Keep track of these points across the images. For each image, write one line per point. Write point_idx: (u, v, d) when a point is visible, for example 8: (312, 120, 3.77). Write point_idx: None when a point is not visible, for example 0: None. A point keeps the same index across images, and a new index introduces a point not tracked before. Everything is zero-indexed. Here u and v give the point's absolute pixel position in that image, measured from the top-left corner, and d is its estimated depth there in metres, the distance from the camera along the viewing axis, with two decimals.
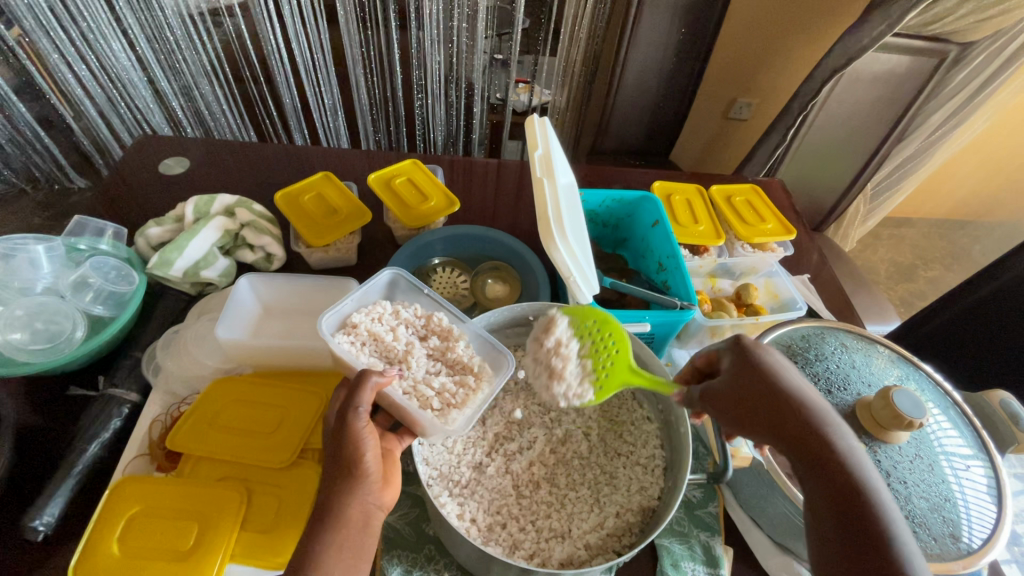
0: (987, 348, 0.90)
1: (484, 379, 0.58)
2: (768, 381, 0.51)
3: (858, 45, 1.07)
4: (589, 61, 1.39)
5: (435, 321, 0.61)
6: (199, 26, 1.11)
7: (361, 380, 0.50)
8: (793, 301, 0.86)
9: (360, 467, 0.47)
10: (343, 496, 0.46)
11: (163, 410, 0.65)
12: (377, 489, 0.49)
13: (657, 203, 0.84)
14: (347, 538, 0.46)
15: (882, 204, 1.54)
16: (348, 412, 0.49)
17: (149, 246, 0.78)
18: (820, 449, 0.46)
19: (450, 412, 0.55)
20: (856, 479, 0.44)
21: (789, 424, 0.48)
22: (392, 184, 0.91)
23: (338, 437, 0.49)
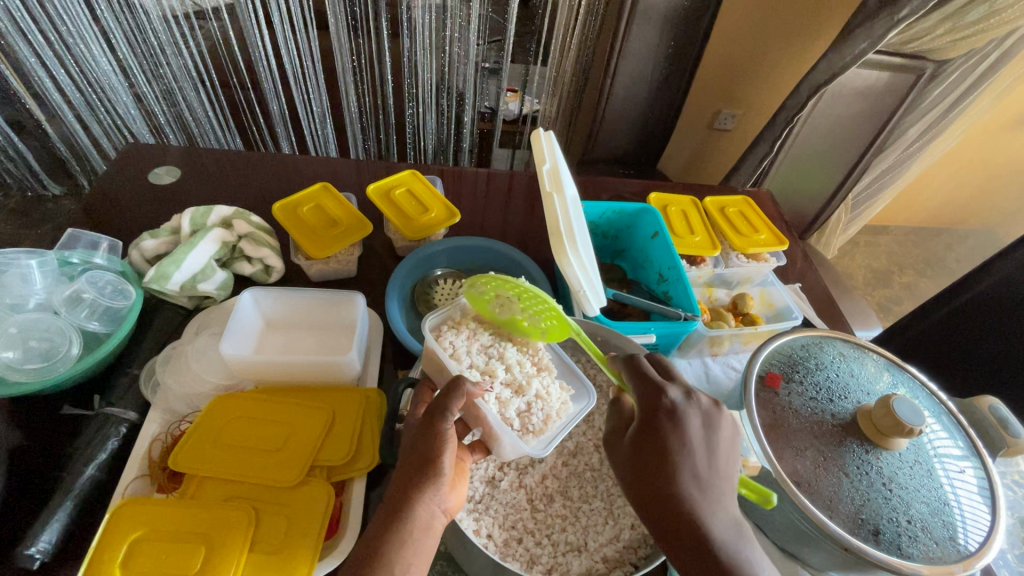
0: (966, 352, 0.94)
1: (565, 409, 0.59)
2: (646, 465, 0.48)
3: (841, 62, 1.12)
4: (580, 72, 1.41)
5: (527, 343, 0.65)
6: (182, 27, 1.08)
7: (456, 385, 0.52)
8: (788, 310, 0.88)
9: (438, 466, 0.49)
10: (419, 493, 0.48)
11: (163, 428, 0.64)
12: (444, 491, 0.50)
13: (656, 215, 0.85)
14: (413, 535, 0.47)
15: (862, 214, 1.59)
16: (437, 415, 0.51)
17: (144, 258, 0.76)
18: (688, 545, 0.46)
19: (528, 436, 0.56)
20: (707, 558, 0.46)
21: (661, 514, 0.47)
22: (391, 195, 0.90)
23: (425, 436, 0.51)
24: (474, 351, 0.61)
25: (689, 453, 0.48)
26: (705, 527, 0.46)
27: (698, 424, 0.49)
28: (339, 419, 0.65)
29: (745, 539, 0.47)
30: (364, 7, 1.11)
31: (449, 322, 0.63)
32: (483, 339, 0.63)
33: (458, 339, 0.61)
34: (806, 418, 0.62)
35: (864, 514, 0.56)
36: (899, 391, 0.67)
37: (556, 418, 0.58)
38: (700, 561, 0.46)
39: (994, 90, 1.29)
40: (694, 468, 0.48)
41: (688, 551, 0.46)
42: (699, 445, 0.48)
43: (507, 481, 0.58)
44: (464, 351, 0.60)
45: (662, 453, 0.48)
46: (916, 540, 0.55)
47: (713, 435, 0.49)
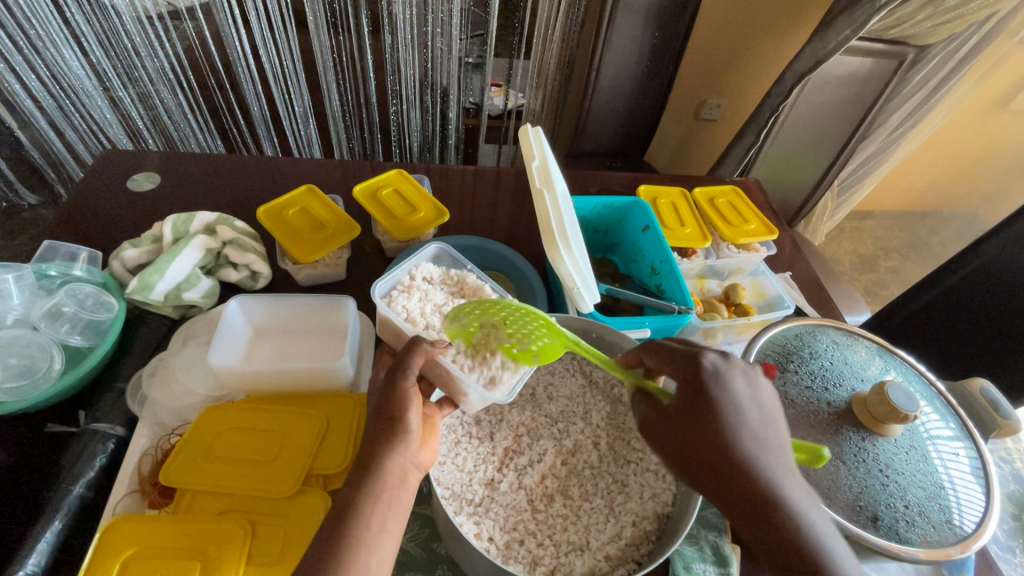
0: (953, 333, 0.95)
1: None
2: (699, 431, 0.47)
3: (825, 49, 1.12)
4: (564, 65, 1.40)
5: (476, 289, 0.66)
6: (156, 29, 1.05)
7: (412, 346, 0.53)
8: (780, 299, 0.88)
9: (404, 422, 0.51)
10: (387, 450, 0.50)
11: (152, 442, 0.62)
12: (415, 449, 0.52)
13: (647, 208, 0.84)
14: (387, 490, 0.48)
15: (848, 200, 1.60)
16: (397, 375, 0.52)
17: (125, 269, 0.74)
18: (758, 516, 0.44)
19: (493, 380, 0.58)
20: (779, 522, 0.44)
21: (725, 485, 0.46)
22: (378, 195, 0.89)
23: (388, 398, 0.52)
24: (426, 310, 0.62)
25: (740, 414, 0.47)
26: (771, 489, 0.45)
27: (743, 383, 0.49)
28: (333, 425, 0.64)
29: (812, 504, 0.46)
30: (344, 4, 1.09)
31: (399, 290, 0.65)
32: (434, 299, 0.64)
33: (410, 302, 0.62)
34: (802, 408, 0.63)
35: (862, 501, 0.56)
36: (893, 377, 0.68)
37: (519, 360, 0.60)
38: (771, 527, 0.44)
39: (975, 74, 1.30)
40: (749, 427, 0.47)
41: (758, 518, 0.44)
42: (748, 404, 0.48)
43: (506, 483, 0.58)
44: (416, 311, 0.62)
45: (716, 415, 0.47)
46: (913, 524, 0.56)
47: (757, 393, 0.50)
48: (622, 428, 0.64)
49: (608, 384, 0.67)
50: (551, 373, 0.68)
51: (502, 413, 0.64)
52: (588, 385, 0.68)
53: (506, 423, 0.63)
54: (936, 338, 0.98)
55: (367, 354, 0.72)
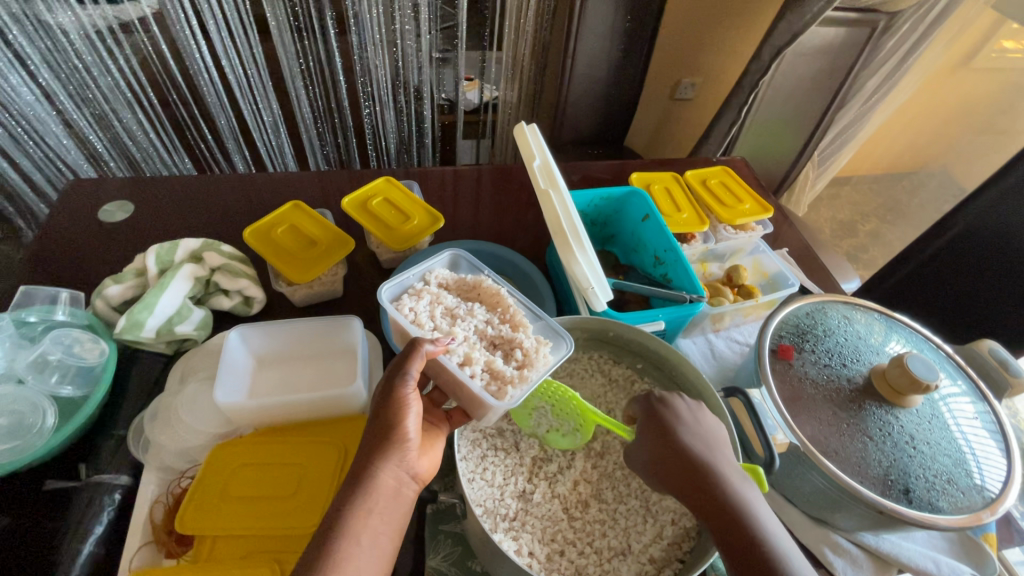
0: (946, 294, 0.97)
1: (542, 357, 0.57)
2: (666, 452, 0.51)
3: (801, 22, 1.12)
4: (537, 54, 1.38)
5: (489, 291, 0.63)
6: (104, 45, 1.00)
7: (413, 347, 0.52)
8: (784, 278, 0.89)
9: (402, 432, 0.49)
10: (380, 461, 0.48)
11: (162, 489, 0.58)
12: (414, 457, 0.51)
13: (645, 196, 0.83)
14: (377, 504, 0.47)
15: (827, 169, 1.62)
16: (396, 379, 0.51)
17: (110, 307, 0.69)
18: (727, 535, 0.46)
19: (504, 389, 0.54)
20: (744, 531, 0.45)
21: (695, 498, 0.48)
22: (369, 206, 0.86)
23: (385, 400, 0.51)
24: (434, 312, 0.60)
25: (697, 436, 0.51)
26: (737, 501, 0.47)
27: (696, 412, 0.53)
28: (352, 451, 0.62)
29: (771, 520, 0.47)
30: (307, 6, 1.05)
31: (409, 292, 0.62)
32: (445, 302, 0.61)
33: (418, 304, 0.60)
34: (824, 387, 0.63)
35: (892, 475, 0.57)
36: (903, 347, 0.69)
37: (534, 367, 0.56)
38: (737, 535, 0.45)
39: (943, 37, 1.32)
40: (708, 446, 0.50)
41: (726, 528, 0.46)
42: (704, 429, 0.52)
43: (539, 493, 0.56)
44: (424, 314, 0.59)
45: (678, 439, 0.51)
46: (945, 492, 0.57)
47: (712, 425, 0.53)
48: None
49: (627, 380, 0.67)
50: (570, 374, 0.67)
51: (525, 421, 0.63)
52: (607, 383, 0.67)
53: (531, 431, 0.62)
54: (931, 300, 1.00)
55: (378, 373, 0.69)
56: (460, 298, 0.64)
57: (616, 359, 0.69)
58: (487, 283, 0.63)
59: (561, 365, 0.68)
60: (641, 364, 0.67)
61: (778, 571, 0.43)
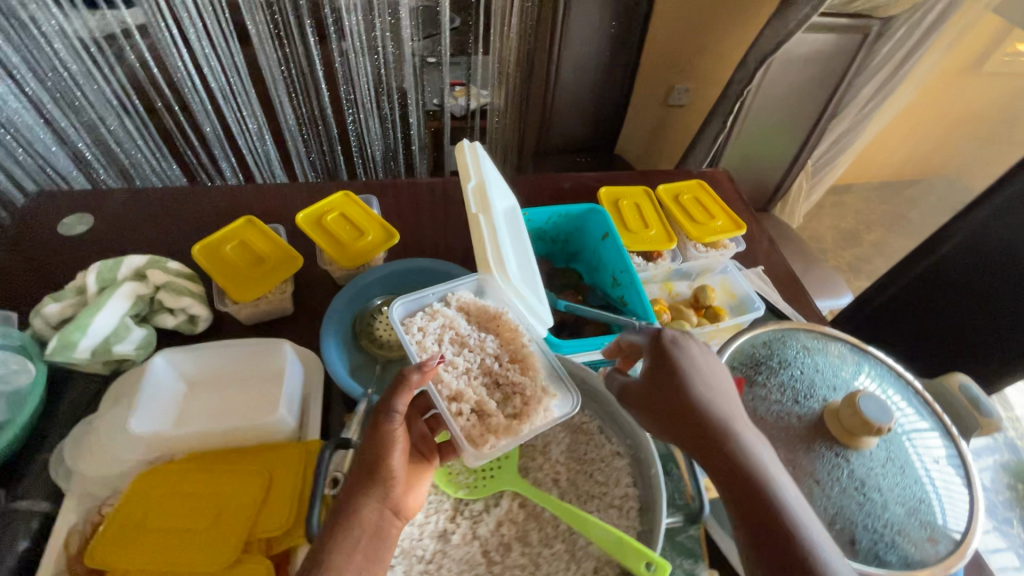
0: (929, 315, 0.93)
1: (544, 409, 0.55)
2: (665, 388, 0.53)
3: (786, 29, 1.07)
4: (523, 60, 1.34)
5: (504, 322, 0.60)
6: (93, 56, 0.98)
7: (400, 380, 0.51)
8: (750, 301, 0.84)
9: (384, 472, 0.49)
10: (361, 499, 0.48)
11: (82, 517, 0.57)
12: (397, 494, 0.50)
13: (604, 215, 0.80)
14: (358, 542, 0.46)
15: (823, 179, 1.57)
16: (383, 414, 0.51)
17: (48, 325, 0.69)
18: (721, 477, 0.48)
19: (485, 443, 0.51)
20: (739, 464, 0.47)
21: (693, 433, 0.50)
22: (323, 222, 0.84)
23: (370, 437, 0.51)
24: (444, 336, 0.59)
25: (698, 375, 0.53)
26: (734, 437, 0.49)
27: (701, 352, 0.55)
28: (276, 480, 0.60)
29: (769, 456, 0.49)
30: (286, 12, 1.03)
31: (425, 311, 0.62)
32: (457, 326, 0.60)
33: (429, 324, 0.59)
34: (772, 426, 0.59)
35: (837, 524, 0.53)
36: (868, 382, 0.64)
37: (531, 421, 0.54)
38: (731, 467, 0.47)
39: (942, 42, 1.27)
40: (707, 383, 0.52)
41: (722, 461, 0.48)
42: (706, 369, 0.53)
43: (459, 534, 0.54)
44: (432, 337, 0.58)
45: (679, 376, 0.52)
46: (893, 545, 0.53)
47: (714, 362, 0.55)
48: (584, 459, 0.60)
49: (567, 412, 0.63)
50: None
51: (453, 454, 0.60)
52: None
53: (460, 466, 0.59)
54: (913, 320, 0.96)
55: (314, 399, 0.69)
56: (477, 325, 0.62)
57: None
58: (508, 316, 0.61)
59: None
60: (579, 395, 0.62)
61: (773, 503, 0.45)
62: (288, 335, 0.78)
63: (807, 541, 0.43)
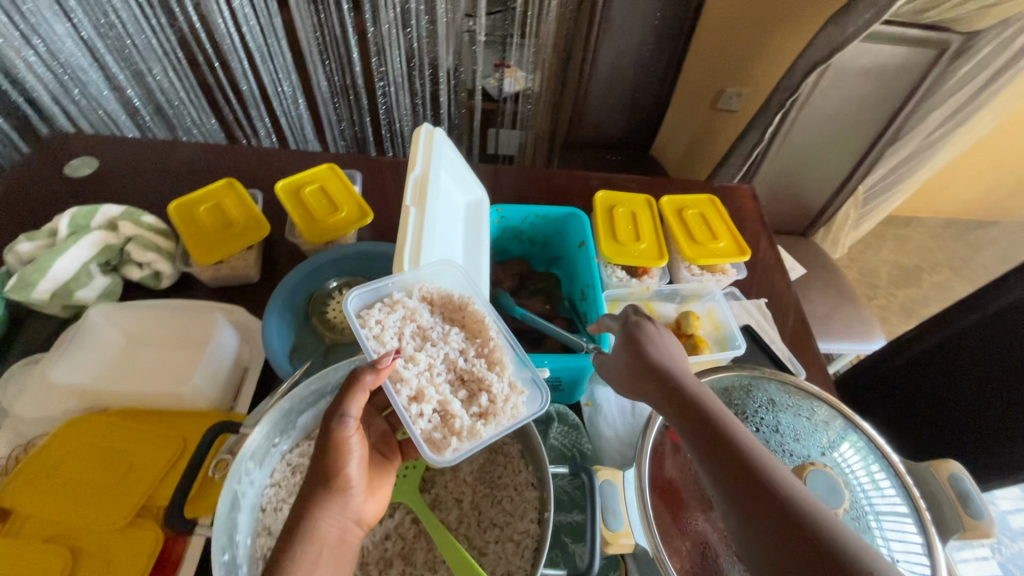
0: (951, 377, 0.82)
1: (513, 407, 0.49)
2: (633, 359, 0.53)
3: (842, 35, 0.94)
4: (560, 49, 1.24)
5: (470, 313, 0.55)
6: (148, 13, 0.97)
7: (353, 380, 0.45)
8: (733, 338, 0.76)
9: (342, 480, 0.45)
10: (319, 508, 0.43)
11: (7, 453, 0.59)
12: (359, 501, 0.47)
13: (583, 222, 0.75)
14: (320, 555, 0.42)
15: (877, 208, 1.41)
16: (336, 418, 0.45)
17: (19, 263, 0.71)
18: (695, 429, 0.44)
19: (444, 445, 0.46)
20: (700, 413, 0.44)
21: (661, 395, 0.48)
22: (301, 193, 0.83)
23: (321, 444, 0.46)
24: (404, 330, 0.52)
25: (660, 349, 0.53)
26: (698, 393, 0.47)
27: (665, 332, 0.56)
28: (189, 449, 0.59)
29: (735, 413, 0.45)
30: None
31: (382, 302, 0.54)
32: (419, 317, 0.53)
33: (388, 317, 0.52)
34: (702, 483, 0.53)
35: None
36: (841, 447, 0.56)
37: (499, 420, 0.48)
38: (693, 418, 0.44)
39: None
40: (670, 355, 0.52)
41: (684, 415, 0.45)
42: (668, 345, 0.54)
43: None
44: (391, 331, 0.51)
45: (642, 347, 0.53)
46: None
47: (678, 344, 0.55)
48: (494, 484, 0.56)
49: None
50: None
51: None
52: None
53: None
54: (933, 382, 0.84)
55: (251, 375, 0.68)
56: (440, 316, 0.55)
57: None
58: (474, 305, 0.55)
59: None
60: None
61: (733, 444, 0.41)
62: (246, 303, 0.78)
63: (771, 480, 0.38)
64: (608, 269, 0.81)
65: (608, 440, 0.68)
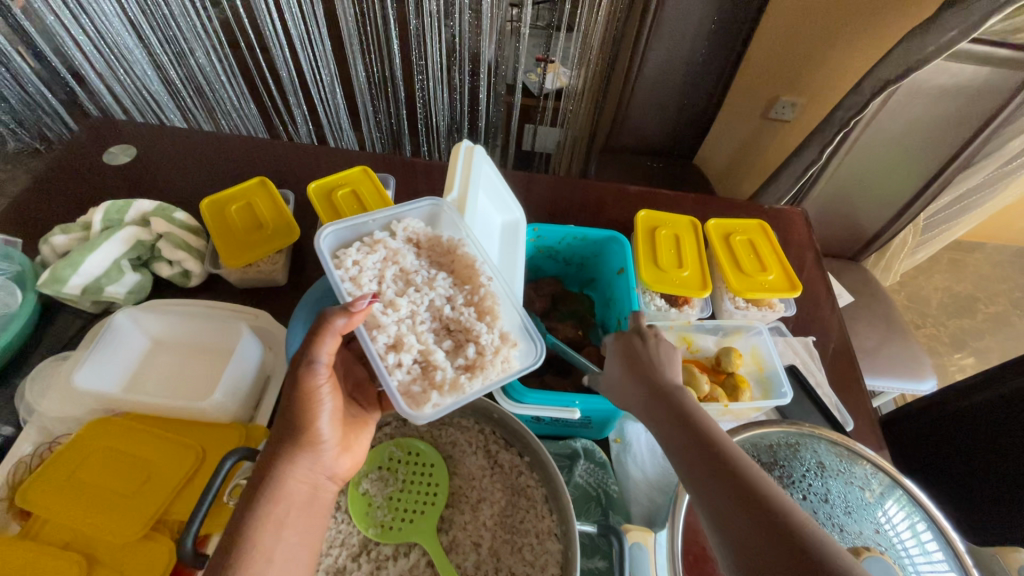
0: (1016, 438, 0.75)
1: (503, 360, 0.51)
2: (629, 375, 0.56)
3: (920, 53, 0.86)
4: (608, 45, 1.14)
5: (461, 259, 0.57)
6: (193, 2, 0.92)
7: (323, 326, 0.47)
8: (779, 388, 0.70)
9: (313, 430, 0.48)
10: (289, 457, 0.47)
11: (33, 450, 0.60)
12: (332, 456, 0.51)
13: (625, 249, 0.72)
14: (286, 515, 0.47)
15: (937, 236, 1.32)
16: (304, 362, 0.47)
17: (55, 254, 0.72)
18: (692, 450, 0.48)
19: (425, 400, 0.48)
20: (698, 435, 0.48)
21: (658, 412, 0.52)
22: (333, 196, 0.80)
23: (291, 388, 0.48)
24: (384, 273, 0.55)
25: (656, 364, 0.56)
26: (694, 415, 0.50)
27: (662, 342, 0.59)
28: (206, 463, 0.58)
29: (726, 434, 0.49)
30: None
31: (363, 242, 0.57)
32: (400, 259, 0.56)
33: (366, 258, 0.54)
34: None
35: None
36: (887, 505, 0.52)
37: (481, 378, 0.50)
38: (689, 439, 0.48)
39: None
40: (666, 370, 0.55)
41: (681, 434, 0.49)
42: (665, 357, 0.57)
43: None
44: (369, 273, 0.53)
45: (639, 363, 0.56)
46: None
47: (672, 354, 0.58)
48: (515, 529, 0.54)
49: (513, 470, 0.56)
50: (453, 446, 0.58)
51: (381, 484, 0.55)
52: (490, 466, 0.57)
53: (382, 500, 0.54)
54: (994, 441, 0.77)
55: (271, 391, 0.67)
56: (427, 260, 0.58)
57: (508, 443, 0.58)
58: (464, 252, 0.57)
59: (446, 433, 0.59)
60: (529, 457, 0.56)
61: (728, 466, 0.45)
62: (271, 308, 0.76)
63: (763, 499, 0.42)
64: (647, 296, 0.77)
65: (636, 483, 0.64)
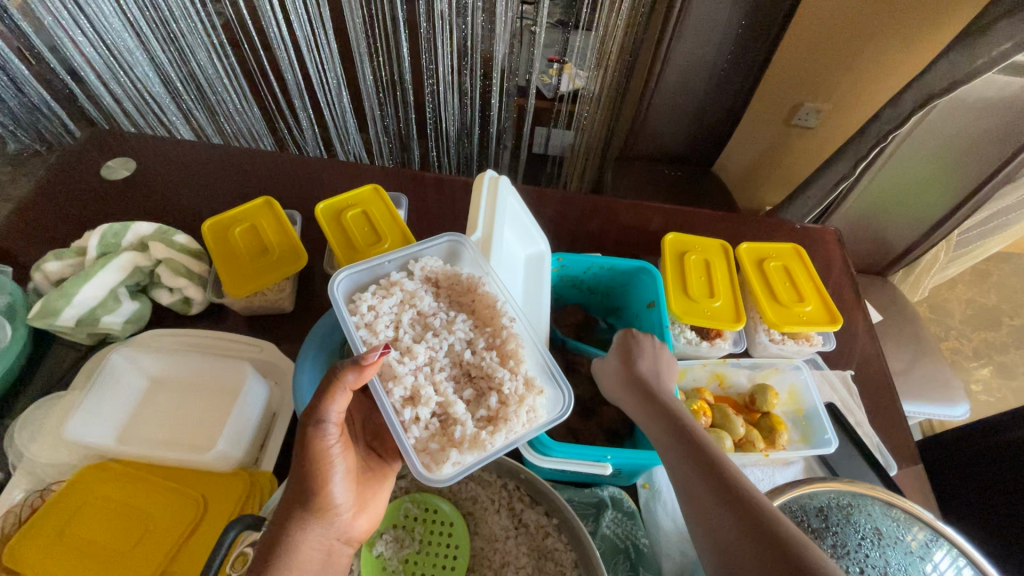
0: None
1: (529, 411, 0.46)
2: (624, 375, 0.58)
3: (969, 66, 0.80)
4: (629, 50, 1.07)
5: (482, 297, 0.52)
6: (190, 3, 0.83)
7: (334, 379, 0.43)
8: (823, 437, 0.65)
9: (326, 498, 0.44)
10: (300, 529, 0.43)
11: (24, 497, 0.55)
12: (347, 520, 0.46)
13: (655, 280, 0.70)
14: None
15: (968, 252, 1.26)
16: (314, 420, 0.43)
17: (48, 282, 0.68)
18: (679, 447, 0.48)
19: (440, 460, 0.43)
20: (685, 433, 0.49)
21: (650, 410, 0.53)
22: (342, 217, 0.75)
23: (301, 450, 0.44)
24: (402, 317, 0.51)
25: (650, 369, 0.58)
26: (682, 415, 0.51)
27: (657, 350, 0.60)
28: (209, 516, 0.54)
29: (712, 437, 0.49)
30: None
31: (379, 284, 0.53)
32: (417, 302, 0.52)
33: (382, 302, 0.50)
34: None
35: None
36: (933, 555, 0.47)
37: (505, 432, 0.45)
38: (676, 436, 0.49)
39: None
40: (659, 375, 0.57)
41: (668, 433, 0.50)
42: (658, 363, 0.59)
43: None
44: (385, 319, 0.49)
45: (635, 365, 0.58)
46: None
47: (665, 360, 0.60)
48: None
49: (539, 531, 0.54)
50: (474, 502, 0.56)
51: (397, 545, 0.53)
52: (513, 527, 0.55)
53: (399, 563, 0.52)
54: None
55: (278, 432, 0.62)
56: (445, 301, 0.54)
57: (533, 500, 0.55)
58: (485, 290, 0.52)
59: (466, 488, 0.57)
60: (558, 518, 0.53)
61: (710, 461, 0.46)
62: (279, 338, 0.72)
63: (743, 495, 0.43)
64: (677, 327, 0.72)
65: (667, 535, 0.59)
